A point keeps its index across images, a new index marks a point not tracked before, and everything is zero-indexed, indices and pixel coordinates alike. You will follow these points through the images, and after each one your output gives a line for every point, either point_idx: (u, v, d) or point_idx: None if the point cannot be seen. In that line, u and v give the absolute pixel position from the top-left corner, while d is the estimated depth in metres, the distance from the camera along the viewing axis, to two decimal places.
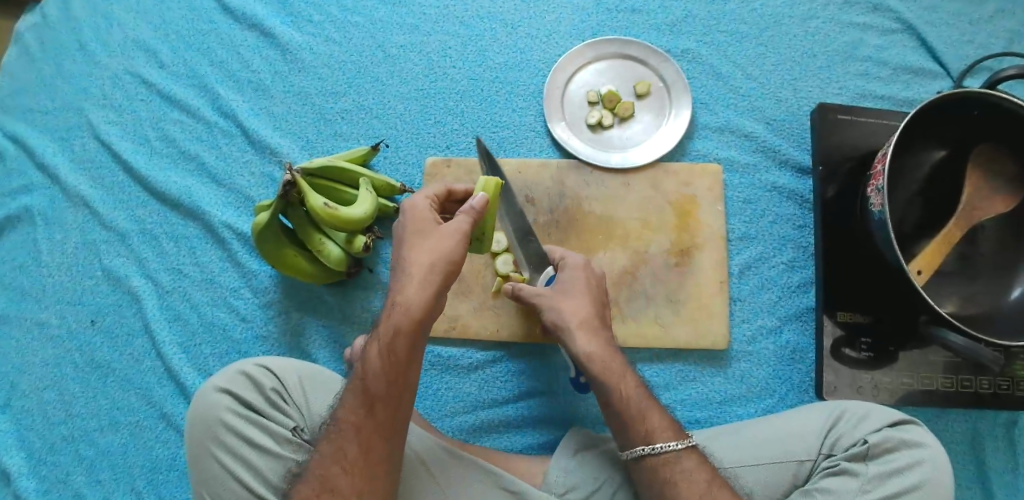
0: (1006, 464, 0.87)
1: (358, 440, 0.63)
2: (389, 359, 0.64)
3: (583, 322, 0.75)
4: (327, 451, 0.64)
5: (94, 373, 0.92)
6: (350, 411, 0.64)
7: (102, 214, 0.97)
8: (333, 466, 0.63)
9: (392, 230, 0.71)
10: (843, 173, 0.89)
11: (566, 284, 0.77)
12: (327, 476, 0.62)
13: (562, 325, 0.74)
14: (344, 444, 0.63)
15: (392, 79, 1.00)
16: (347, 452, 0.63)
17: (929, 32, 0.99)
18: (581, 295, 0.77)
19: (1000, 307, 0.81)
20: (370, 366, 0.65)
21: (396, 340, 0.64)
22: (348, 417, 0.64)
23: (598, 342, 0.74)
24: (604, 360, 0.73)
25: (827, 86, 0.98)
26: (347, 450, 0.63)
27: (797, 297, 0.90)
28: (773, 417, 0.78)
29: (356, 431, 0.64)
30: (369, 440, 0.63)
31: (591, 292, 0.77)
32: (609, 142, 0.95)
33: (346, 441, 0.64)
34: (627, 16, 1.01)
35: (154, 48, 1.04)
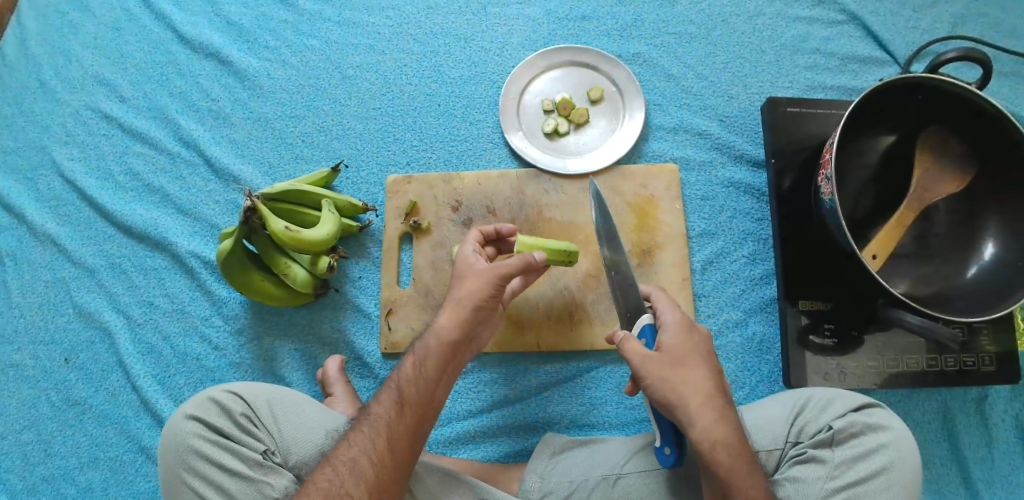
0: (979, 440, 0.87)
1: (387, 436, 0.67)
2: (424, 366, 0.71)
3: (707, 400, 0.64)
4: (355, 441, 0.67)
5: (70, 410, 0.92)
6: (382, 409, 0.69)
7: (70, 251, 0.98)
8: (363, 455, 0.66)
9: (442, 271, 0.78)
10: (796, 165, 0.91)
11: (675, 355, 0.65)
12: (353, 463, 0.65)
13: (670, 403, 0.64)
14: (375, 437, 0.67)
15: (350, 101, 1.02)
16: (377, 445, 0.66)
17: (874, 21, 1.02)
18: (694, 365, 0.65)
19: (952, 286, 0.83)
20: (409, 371, 0.71)
21: (433, 348, 0.71)
22: (380, 413, 0.68)
23: (721, 428, 0.63)
24: (729, 448, 0.62)
25: (777, 80, 1.00)
26: (376, 443, 0.66)
27: (759, 289, 0.91)
28: (750, 411, 0.76)
29: (389, 429, 0.67)
30: (397, 439, 0.67)
31: (704, 360, 0.66)
32: (566, 149, 0.97)
33: (376, 435, 0.67)
34: (578, 24, 1.03)
35: (115, 83, 1.05)
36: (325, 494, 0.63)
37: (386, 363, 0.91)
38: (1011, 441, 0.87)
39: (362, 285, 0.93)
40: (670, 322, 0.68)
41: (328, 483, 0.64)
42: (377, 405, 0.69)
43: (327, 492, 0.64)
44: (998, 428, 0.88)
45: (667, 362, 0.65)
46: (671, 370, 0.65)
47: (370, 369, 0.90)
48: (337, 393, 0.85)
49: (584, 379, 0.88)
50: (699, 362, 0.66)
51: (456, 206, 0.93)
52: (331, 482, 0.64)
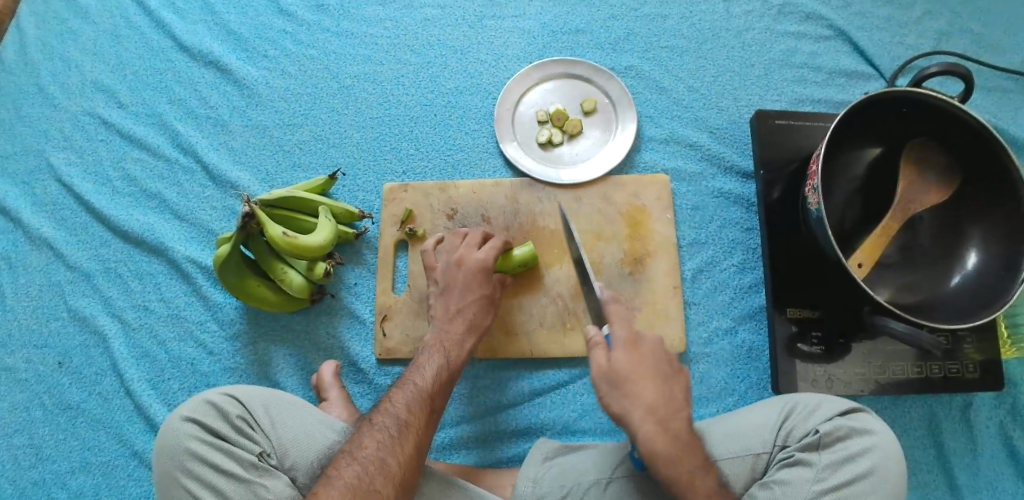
0: (964, 447, 0.89)
1: (416, 439, 0.70)
2: (444, 378, 0.77)
3: (650, 413, 0.67)
4: (381, 440, 0.68)
5: (62, 415, 0.92)
6: (411, 411, 0.72)
7: (65, 255, 0.98)
8: (392, 454, 0.67)
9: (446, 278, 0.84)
10: (785, 176, 0.93)
11: (620, 374, 0.69)
12: (383, 462, 0.66)
13: (620, 417, 0.68)
14: (405, 438, 0.69)
15: (348, 110, 1.03)
16: (405, 445, 0.69)
17: (860, 36, 1.04)
18: (644, 379, 0.69)
19: (938, 294, 0.85)
20: (431, 381, 0.76)
21: (455, 363, 0.79)
22: (409, 415, 0.71)
23: (665, 439, 0.67)
24: (672, 457, 0.66)
25: (766, 93, 1.02)
26: (405, 444, 0.69)
27: (748, 297, 0.93)
28: (713, 425, 0.78)
29: (417, 431, 0.71)
30: (421, 441, 0.70)
31: (652, 372, 0.70)
32: (559, 159, 0.98)
33: (405, 437, 0.69)
34: (572, 37, 1.05)
35: (113, 89, 1.07)
36: (354, 489, 0.64)
37: (380, 369, 0.91)
38: (995, 447, 0.89)
39: (357, 291, 0.95)
40: (621, 339, 0.70)
41: (356, 479, 0.65)
42: (405, 407, 0.72)
43: (358, 488, 0.64)
44: (983, 435, 0.89)
45: (615, 380, 0.69)
46: (618, 386, 0.68)
47: (364, 375, 0.91)
48: (332, 397, 0.86)
49: (576, 385, 0.90)
50: (647, 375, 0.69)
51: (451, 214, 0.95)
52: (360, 478, 0.65)
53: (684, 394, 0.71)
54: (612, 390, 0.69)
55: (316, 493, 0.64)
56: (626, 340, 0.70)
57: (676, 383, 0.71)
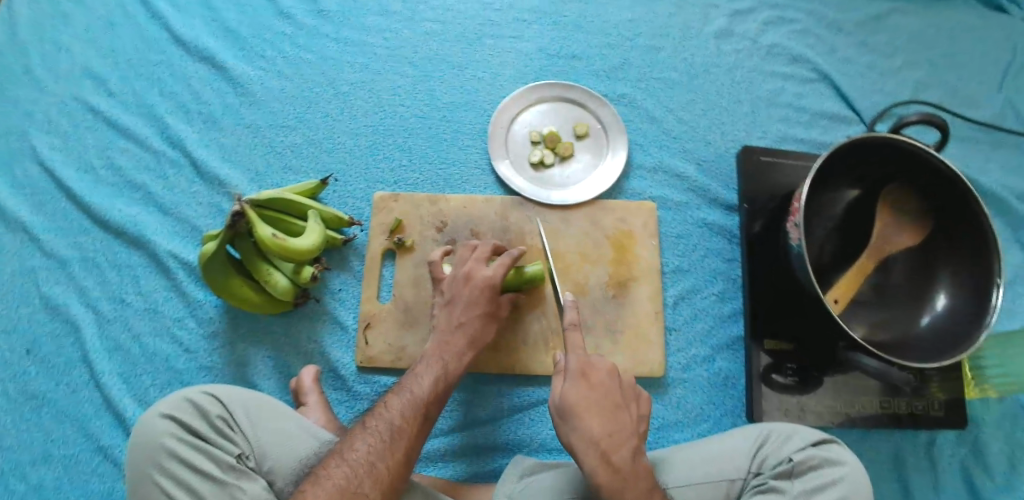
0: (928, 483, 0.91)
1: (406, 446, 0.70)
2: (440, 386, 0.77)
3: (593, 445, 0.68)
4: (373, 444, 0.69)
5: (26, 404, 0.90)
6: (405, 418, 0.72)
7: (42, 241, 0.97)
8: (381, 459, 0.68)
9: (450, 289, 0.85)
10: (767, 210, 0.95)
11: (567, 405, 0.70)
12: (372, 467, 0.67)
13: (570, 447, 0.69)
14: (396, 445, 0.70)
15: (343, 116, 1.04)
16: (395, 451, 0.69)
17: (843, 82, 1.09)
18: (589, 411, 0.70)
19: (910, 333, 0.88)
20: (426, 388, 0.76)
21: (452, 372, 0.79)
22: (402, 421, 0.72)
23: (606, 472, 0.68)
24: (611, 490, 0.67)
25: (752, 129, 1.06)
26: (396, 450, 0.69)
27: (727, 326, 0.95)
28: (669, 458, 0.80)
29: (409, 439, 0.71)
30: (412, 449, 0.71)
31: (598, 404, 0.71)
32: (550, 180, 1.00)
33: (397, 443, 0.70)
34: (568, 62, 1.08)
35: (105, 78, 1.06)
36: (341, 490, 0.64)
37: (360, 377, 0.91)
38: (957, 484, 0.91)
39: (341, 297, 0.94)
40: (572, 371, 0.72)
41: (345, 481, 0.65)
42: (399, 413, 0.72)
43: (346, 490, 0.65)
44: (946, 472, 0.91)
45: (563, 412, 0.70)
46: (566, 417, 0.70)
47: (344, 382, 0.91)
48: (310, 402, 0.85)
49: None
50: (593, 408, 0.70)
51: (441, 226, 0.96)
52: (348, 480, 0.65)
53: (632, 426, 0.72)
54: (562, 420, 0.70)
55: (303, 491, 0.64)
56: (577, 370, 0.72)
57: (623, 414, 0.72)
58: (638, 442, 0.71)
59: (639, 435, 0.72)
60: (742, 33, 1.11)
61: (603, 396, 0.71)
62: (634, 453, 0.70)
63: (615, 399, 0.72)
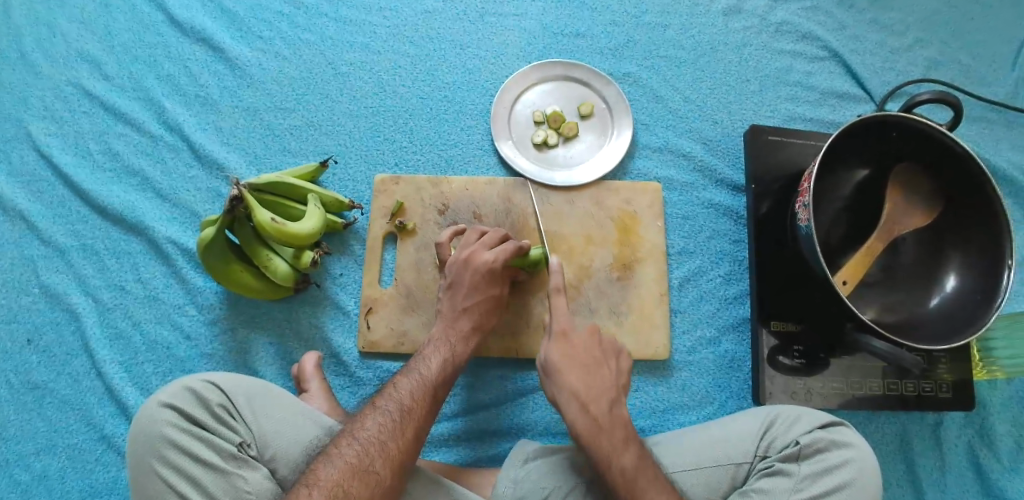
0: (933, 463, 0.91)
1: (416, 426, 0.70)
2: (448, 368, 0.77)
3: (572, 396, 0.73)
4: (384, 423, 0.68)
5: (29, 394, 0.89)
6: (415, 398, 0.71)
7: (40, 229, 0.95)
8: (392, 439, 0.67)
9: (451, 273, 0.83)
10: (775, 191, 0.94)
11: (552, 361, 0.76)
12: (383, 446, 0.66)
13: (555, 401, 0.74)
14: (406, 424, 0.69)
15: (342, 98, 1.02)
16: (405, 431, 0.68)
17: (853, 59, 1.06)
18: (570, 366, 0.75)
19: (916, 315, 0.87)
20: (435, 370, 0.76)
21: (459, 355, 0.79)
22: (412, 401, 0.71)
23: (584, 420, 0.72)
24: (588, 439, 0.71)
25: (760, 109, 1.04)
26: (406, 430, 0.68)
27: (733, 308, 0.94)
28: (662, 443, 0.79)
29: (419, 419, 0.70)
30: (422, 429, 0.70)
31: (579, 362, 0.76)
32: (554, 160, 0.98)
33: (407, 424, 0.69)
34: (572, 40, 1.05)
35: (100, 61, 1.04)
36: (353, 468, 0.64)
37: (363, 362, 0.90)
38: (963, 465, 0.91)
39: (344, 282, 0.93)
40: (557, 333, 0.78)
41: (356, 459, 0.64)
42: (409, 394, 0.72)
43: (357, 468, 0.64)
44: (952, 454, 0.91)
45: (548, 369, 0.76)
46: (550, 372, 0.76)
47: (347, 368, 0.90)
48: (312, 389, 0.84)
49: None
50: (575, 365, 0.76)
51: (443, 209, 0.94)
52: (360, 458, 0.65)
53: (612, 382, 0.76)
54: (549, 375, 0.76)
55: (314, 469, 0.64)
56: (562, 332, 0.78)
57: (601, 369, 0.76)
58: (619, 396, 0.76)
59: (620, 390, 0.76)
60: (751, 10, 1.08)
61: (586, 355, 0.77)
62: (611, 405, 0.74)
63: (595, 357, 0.77)
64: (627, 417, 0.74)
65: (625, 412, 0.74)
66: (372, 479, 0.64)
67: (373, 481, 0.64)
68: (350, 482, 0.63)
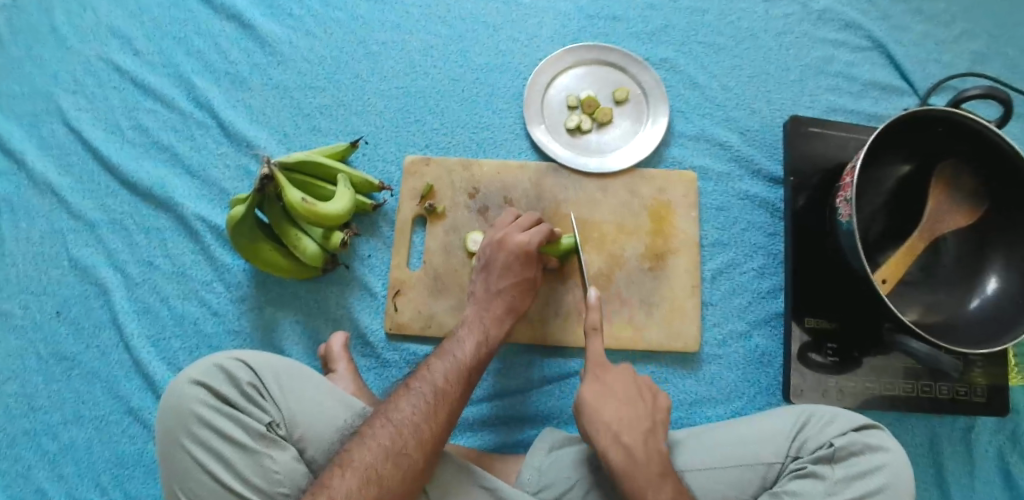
0: (962, 467, 0.89)
1: (449, 409, 0.69)
2: (481, 351, 0.76)
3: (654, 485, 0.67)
4: (417, 404, 0.68)
5: (57, 366, 0.90)
6: (448, 381, 0.71)
7: (69, 202, 0.95)
8: (424, 422, 0.66)
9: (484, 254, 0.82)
10: (813, 184, 0.91)
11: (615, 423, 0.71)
12: (416, 429, 0.66)
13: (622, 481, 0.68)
14: (439, 407, 0.68)
15: (373, 77, 1.00)
16: (438, 412, 0.68)
17: (898, 50, 1.03)
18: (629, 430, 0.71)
19: (955, 317, 0.84)
20: (468, 353, 0.75)
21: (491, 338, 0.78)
22: (444, 384, 0.70)
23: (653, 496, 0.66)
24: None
25: (799, 99, 1.01)
26: (438, 412, 0.68)
27: (766, 303, 0.92)
28: (690, 437, 0.78)
29: (452, 401, 0.69)
30: (453, 412, 0.69)
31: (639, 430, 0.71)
32: (587, 146, 0.97)
33: (440, 407, 0.68)
34: (608, 23, 1.03)
35: (130, 35, 1.03)
36: (386, 450, 0.63)
37: (389, 344, 0.90)
38: (993, 469, 0.89)
39: (371, 264, 0.92)
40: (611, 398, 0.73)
41: (390, 441, 0.64)
42: (442, 376, 0.71)
43: (390, 450, 0.64)
44: (982, 458, 0.89)
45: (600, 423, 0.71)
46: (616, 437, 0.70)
47: (373, 349, 0.89)
48: (339, 370, 0.84)
49: None
50: (630, 428, 0.71)
51: (473, 192, 0.93)
52: (393, 440, 0.64)
53: (649, 416, 0.73)
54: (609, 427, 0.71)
55: (348, 450, 0.64)
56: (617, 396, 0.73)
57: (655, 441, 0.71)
58: (654, 430, 0.72)
59: (658, 424, 0.73)
60: None
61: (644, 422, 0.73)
62: (649, 441, 0.71)
63: (629, 395, 0.75)
64: (662, 449, 0.71)
65: (661, 445, 0.71)
66: (405, 461, 0.63)
67: (406, 464, 0.63)
68: (383, 464, 0.62)
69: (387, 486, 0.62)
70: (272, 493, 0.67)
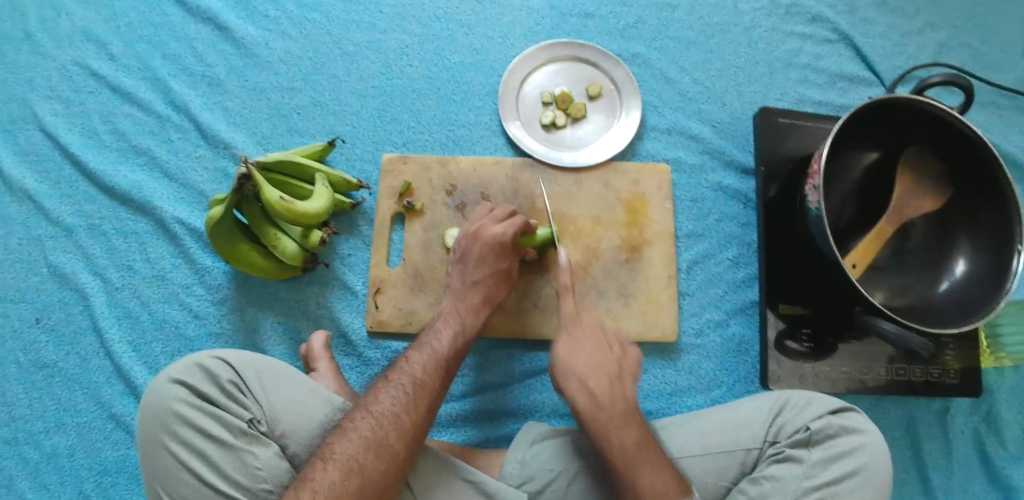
0: (939, 449, 0.91)
1: (428, 399, 0.70)
2: (458, 343, 0.77)
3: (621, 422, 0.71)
4: (396, 396, 0.68)
5: (38, 373, 0.90)
6: (426, 372, 0.72)
7: (47, 209, 0.95)
8: (404, 413, 0.67)
9: (461, 249, 0.83)
10: (783, 174, 0.93)
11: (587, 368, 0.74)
12: (397, 419, 0.66)
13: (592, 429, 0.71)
14: (418, 397, 0.69)
15: (349, 77, 1.01)
16: (418, 402, 0.69)
17: (864, 42, 1.05)
18: (596, 376, 0.74)
19: (925, 299, 0.86)
20: (445, 344, 0.75)
21: (468, 330, 0.79)
22: (422, 375, 0.71)
23: (617, 437, 0.70)
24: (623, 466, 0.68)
25: (769, 91, 1.03)
26: (418, 402, 0.69)
27: (742, 292, 0.94)
28: (670, 426, 0.79)
29: (431, 392, 0.70)
30: (433, 403, 0.70)
31: (608, 374, 0.74)
32: (562, 141, 0.98)
33: (420, 397, 0.69)
34: (580, 21, 1.04)
35: (105, 41, 1.03)
36: (367, 441, 0.64)
37: (371, 342, 0.90)
38: (968, 450, 0.91)
39: (351, 263, 0.93)
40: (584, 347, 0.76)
41: (371, 432, 0.65)
42: (420, 368, 0.72)
43: (371, 441, 0.64)
44: (958, 440, 0.91)
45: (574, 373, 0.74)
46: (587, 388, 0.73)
47: (355, 348, 0.90)
48: (321, 369, 0.85)
49: None
50: (601, 374, 0.74)
51: (451, 189, 0.94)
52: (374, 432, 0.65)
53: (617, 360, 0.76)
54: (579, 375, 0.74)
55: (330, 443, 0.64)
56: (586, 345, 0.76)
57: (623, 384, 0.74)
58: (622, 377, 0.75)
59: (625, 370, 0.76)
60: None
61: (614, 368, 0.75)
62: (613, 383, 0.74)
63: (599, 342, 0.77)
64: (628, 393, 0.74)
65: (627, 390, 0.74)
66: (387, 452, 0.64)
67: (388, 455, 0.64)
68: (365, 455, 0.63)
69: (369, 477, 0.62)
70: (255, 490, 0.67)
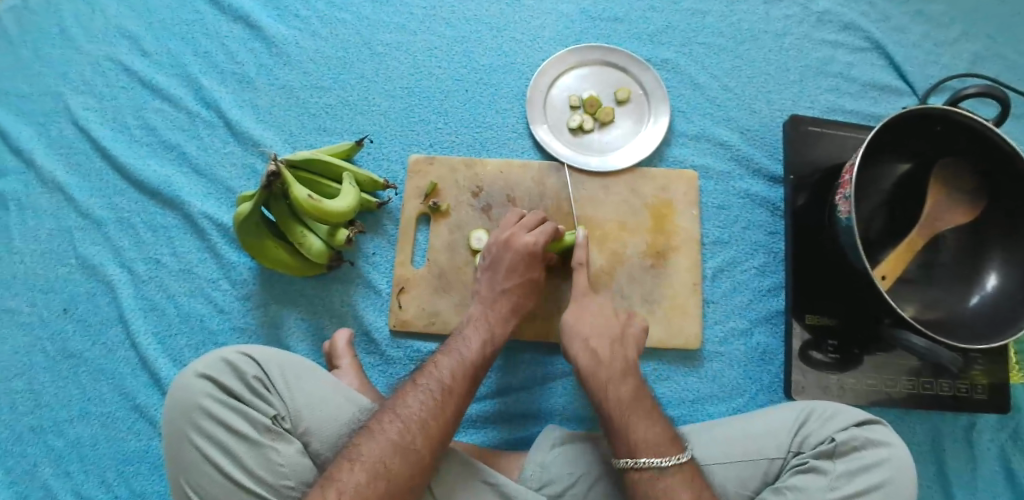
0: (964, 466, 0.89)
1: (456, 404, 0.70)
2: (486, 349, 0.77)
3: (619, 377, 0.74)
4: (425, 400, 0.68)
5: (64, 363, 0.91)
6: (455, 377, 0.72)
7: (78, 201, 0.96)
8: (432, 418, 0.67)
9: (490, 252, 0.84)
10: (812, 183, 0.92)
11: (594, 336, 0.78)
12: (425, 423, 0.66)
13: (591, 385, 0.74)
14: (447, 402, 0.69)
15: (377, 77, 1.02)
16: (446, 407, 0.69)
17: (897, 52, 1.04)
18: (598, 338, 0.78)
19: (955, 314, 0.85)
20: (473, 350, 0.75)
21: (497, 337, 0.78)
22: (451, 381, 0.71)
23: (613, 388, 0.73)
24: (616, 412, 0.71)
25: (799, 99, 1.02)
26: (446, 408, 0.69)
27: (767, 301, 0.93)
28: (692, 433, 0.78)
29: (459, 397, 0.70)
30: (461, 409, 0.70)
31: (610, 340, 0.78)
32: (589, 145, 0.98)
33: (449, 403, 0.69)
34: (610, 25, 1.04)
35: (137, 36, 1.04)
36: (394, 444, 0.64)
37: (394, 341, 0.90)
38: (995, 468, 0.89)
39: (375, 262, 0.93)
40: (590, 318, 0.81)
41: (398, 435, 0.65)
42: (449, 372, 0.72)
43: (398, 444, 0.64)
44: (984, 457, 0.90)
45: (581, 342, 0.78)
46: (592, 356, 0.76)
47: (377, 346, 0.90)
48: (344, 366, 0.85)
49: None
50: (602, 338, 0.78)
51: (477, 191, 0.94)
52: (401, 435, 0.65)
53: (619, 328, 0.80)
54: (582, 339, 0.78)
55: (357, 444, 0.65)
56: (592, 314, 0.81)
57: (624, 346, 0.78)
58: (625, 341, 0.79)
59: (627, 336, 0.80)
60: None
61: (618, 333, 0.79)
62: (614, 345, 0.78)
63: (605, 315, 0.82)
64: (629, 356, 0.77)
65: (628, 353, 0.78)
66: (413, 456, 0.64)
67: (414, 458, 0.64)
68: (391, 458, 0.63)
69: (395, 480, 0.62)
70: (277, 487, 0.68)
